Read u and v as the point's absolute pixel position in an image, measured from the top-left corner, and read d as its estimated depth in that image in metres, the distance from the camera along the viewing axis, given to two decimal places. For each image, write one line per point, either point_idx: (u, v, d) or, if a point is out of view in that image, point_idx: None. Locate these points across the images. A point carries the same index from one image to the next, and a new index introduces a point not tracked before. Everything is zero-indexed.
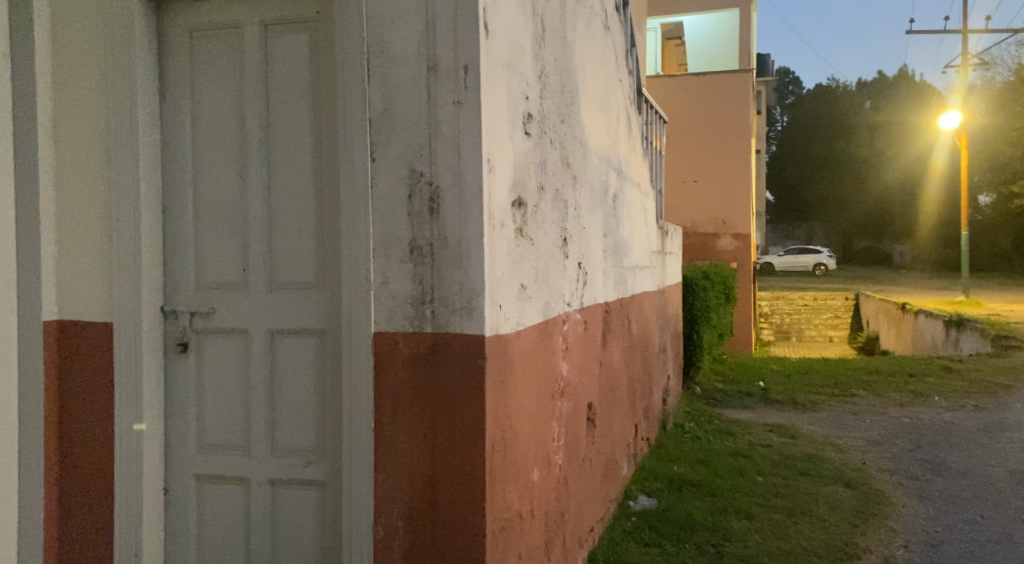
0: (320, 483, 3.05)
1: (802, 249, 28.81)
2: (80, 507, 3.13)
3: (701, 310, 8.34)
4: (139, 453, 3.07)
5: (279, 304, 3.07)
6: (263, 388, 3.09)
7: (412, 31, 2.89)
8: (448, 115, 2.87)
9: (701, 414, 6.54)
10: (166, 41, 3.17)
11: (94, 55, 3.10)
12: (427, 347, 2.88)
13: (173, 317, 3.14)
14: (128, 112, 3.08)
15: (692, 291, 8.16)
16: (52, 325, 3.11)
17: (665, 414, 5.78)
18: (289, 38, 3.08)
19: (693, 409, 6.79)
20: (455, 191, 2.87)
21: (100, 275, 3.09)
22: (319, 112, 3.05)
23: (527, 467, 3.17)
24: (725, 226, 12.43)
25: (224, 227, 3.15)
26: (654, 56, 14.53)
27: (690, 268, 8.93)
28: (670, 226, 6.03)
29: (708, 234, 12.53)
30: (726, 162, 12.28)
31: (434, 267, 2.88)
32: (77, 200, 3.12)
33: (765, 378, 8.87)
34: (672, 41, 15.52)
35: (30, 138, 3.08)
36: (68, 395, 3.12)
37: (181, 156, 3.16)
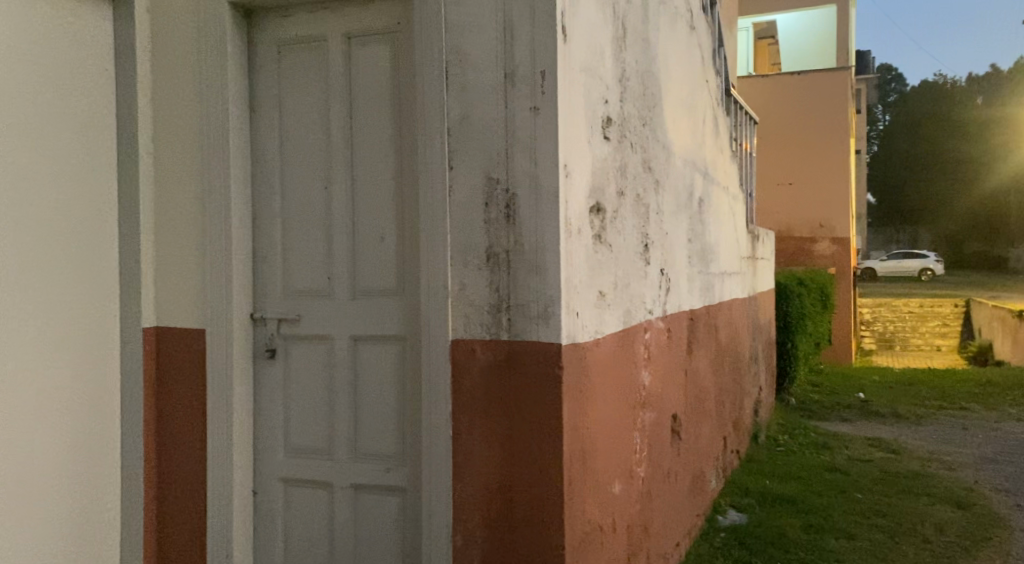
0: (400, 489, 3.08)
1: (909, 253, 27.52)
2: (177, 507, 3.25)
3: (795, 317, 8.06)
4: (230, 457, 3.16)
5: (361, 311, 3.10)
6: (346, 394, 3.13)
7: (490, 38, 2.88)
8: (525, 122, 2.84)
9: (797, 427, 6.28)
10: (256, 55, 3.26)
11: (188, 72, 3.23)
12: (503, 355, 2.86)
13: (262, 324, 3.23)
14: (219, 126, 3.17)
15: (788, 297, 7.89)
16: (151, 331, 3.25)
17: (757, 426, 5.59)
18: (370, 48, 3.11)
19: (789, 421, 6.54)
20: (532, 197, 2.84)
21: (194, 282, 3.21)
22: (399, 119, 3.07)
23: (607, 479, 3.11)
24: (822, 229, 11.89)
25: (309, 237, 3.20)
26: (753, 57, 14.13)
27: (785, 274, 8.61)
28: (761, 231, 5.84)
29: (804, 238, 12.02)
30: (829, 163, 11.72)
31: (510, 274, 2.86)
32: (174, 210, 3.24)
33: (867, 389, 8.48)
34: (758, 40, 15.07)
35: (131, 152, 3.22)
36: (165, 398, 3.25)
37: (269, 168, 3.24)
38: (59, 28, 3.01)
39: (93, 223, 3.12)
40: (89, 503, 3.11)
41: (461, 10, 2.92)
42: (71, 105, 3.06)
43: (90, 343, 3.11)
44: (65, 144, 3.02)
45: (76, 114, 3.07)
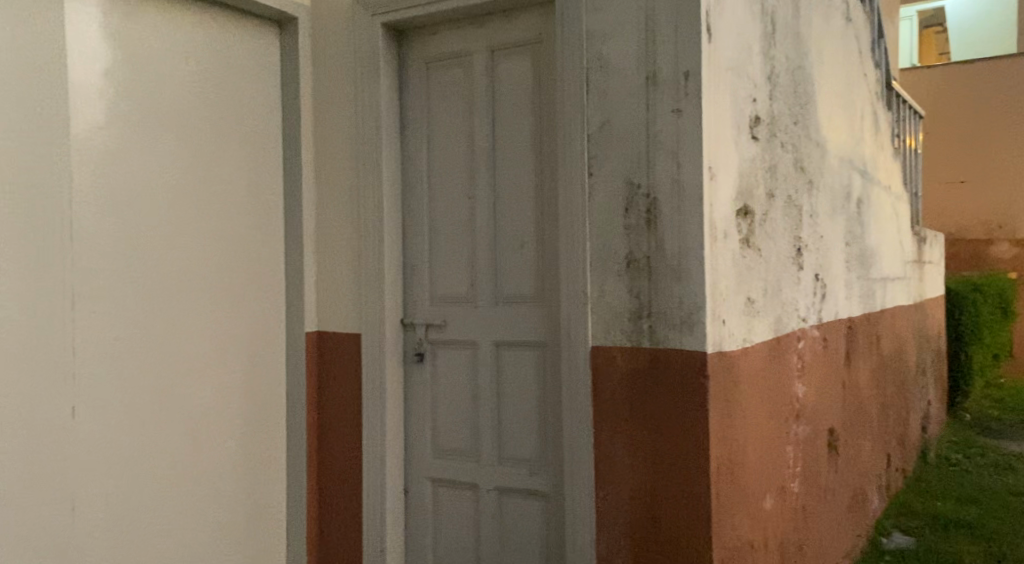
0: (543, 494, 3.10)
1: None
2: (335, 504, 3.40)
3: (970, 326, 7.49)
4: (382, 457, 3.28)
5: (504, 317, 3.14)
6: (489, 398, 3.19)
7: (632, 42, 2.82)
8: (667, 125, 2.75)
9: (974, 444, 5.82)
10: (407, 73, 3.37)
11: (343, 89, 3.37)
12: (645, 361, 2.79)
13: (412, 329, 3.33)
14: (372, 140, 3.29)
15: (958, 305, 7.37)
16: (312, 336, 3.41)
17: (925, 444, 5.23)
18: (514, 60, 3.14)
19: (961, 437, 6.08)
20: (674, 202, 2.75)
21: (348, 291, 3.34)
22: (540, 128, 3.08)
23: (758, 492, 2.98)
24: (1002, 230, 10.72)
25: (455, 245, 3.27)
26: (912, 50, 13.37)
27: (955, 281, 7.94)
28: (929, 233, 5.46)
29: (980, 240, 10.86)
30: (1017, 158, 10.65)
31: (651, 281, 2.78)
32: (331, 222, 3.39)
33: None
34: (933, 30, 14.16)
35: (293, 167, 3.40)
36: (324, 400, 3.42)
37: (417, 179, 3.35)
38: (230, 56, 3.22)
39: (261, 235, 3.33)
40: (258, 497, 3.31)
41: (601, 16, 2.88)
42: (242, 126, 3.26)
43: (257, 348, 3.31)
44: (236, 162, 3.23)
45: (246, 134, 3.27)
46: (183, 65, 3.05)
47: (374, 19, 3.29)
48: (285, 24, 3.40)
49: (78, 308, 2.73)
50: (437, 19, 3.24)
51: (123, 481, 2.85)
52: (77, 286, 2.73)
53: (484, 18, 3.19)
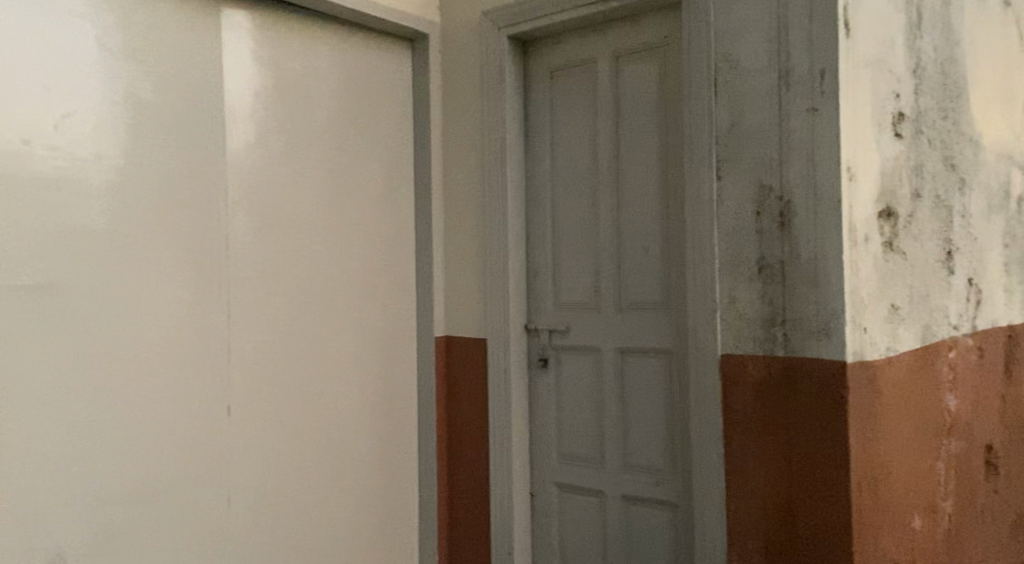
0: (672, 504, 2.98)
1: None
2: (464, 507, 3.41)
3: None
4: (509, 461, 3.26)
5: (629, 324, 3.06)
6: (615, 405, 3.10)
7: (763, 39, 2.65)
8: (802, 125, 2.57)
9: None
10: (532, 79, 3.33)
11: (470, 99, 3.37)
12: (778, 370, 2.61)
13: (535, 335, 3.31)
14: (498, 151, 3.28)
15: None
16: (441, 340, 3.45)
17: None
18: (640, 65, 3.03)
19: None
20: (810, 204, 2.56)
21: (476, 296, 3.35)
22: (666, 130, 2.96)
23: (905, 512, 2.77)
24: None
25: (579, 249, 3.21)
26: None
27: None
28: None
29: None
30: None
31: (785, 287, 2.61)
32: (459, 228, 3.41)
33: None
34: None
35: (425, 176, 3.44)
36: (453, 404, 3.44)
37: (541, 186, 3.30)
38: (363, 68, 3.28)
39: (392, 242, 3.38)
40: (392, 497, 3.35)
41: (732, 14, 2.71)
42: (374, 135, 3.32)
43: (390, 352, 3.36)
44: (369, 171, 3.29)
45: (379, 146, 3.33)
46: (319, 78, 3.13)
47: (500, 32, 3.28)
48: (418, 39, 3.44)
49: (229, 315, 2.85)
50: (561, 28, 3.19)
51: (268, 481, 2.94)
52: (230, 293, 2.85)
53: (609, 23, 3.11)
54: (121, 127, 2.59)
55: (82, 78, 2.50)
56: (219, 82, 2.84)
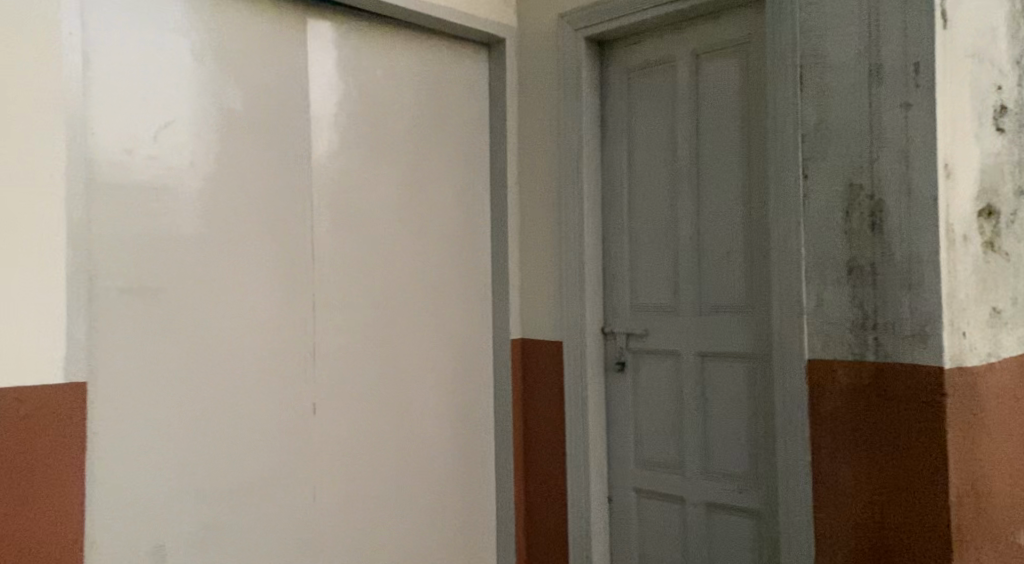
0: (756, 513, 2.86)
1: None
2: (541, 510, 3.36)
3: None
4: (587, 466, 3.19)
5: (710, 328, 2.94)
6: (696, 411, 2.99)
7: (853, 32, 2.54)
8: (894, 121, 2.46)
9: None
10: (609, 79, 3.24)
11: (546, 101, 3.31)
12: (869, 376, 2.50)
13: (612, 338, 3.22)
14: (574, 152, 3.20)
15: None
16: (517, 343, 3.41)
17: None
18: (720, 63, 2.91)
19: None
20: (903, 203, 2.44)
21: (552, 299, 3.29)
22: (749, 128, 2.84)
23: (1008, 527, 2.61)
24: None
25: (657, 252, 3.10)
26: None
27: None
28: None
29: None
30: None
31: (877, 289, 2.50)
32: (535, 229, 3.36)
33: None
34: None
35: (501, 179, 3.41)
36: (529, 406, 3.40)
37: (618, 187, 3.21)
38: (439, 71, 3.27)
39: (468, 244, 3.36)
40: (469, 500, 3.33)
41: (820, 8, 2.61)
42: (451, 137, 3.30)
43: (466, 354, 3.34)
44: (445, 173, 3.28)
45: (455, 149, 3.32)
46: (397, 82, 3.13)
47: (577, 33, 3.21)
48: (495, 43, 3.42)
49: (314, 318, 2.87)
50: (639, 27, 3.09)
51: (352, 480, 2.96)
52: (313, 297, 2.87)
53: (688, 20, 2.99)
54: (212, 135, 2.64)
55: (175, 87, 2.57)
56: (303, 89, 2.87)
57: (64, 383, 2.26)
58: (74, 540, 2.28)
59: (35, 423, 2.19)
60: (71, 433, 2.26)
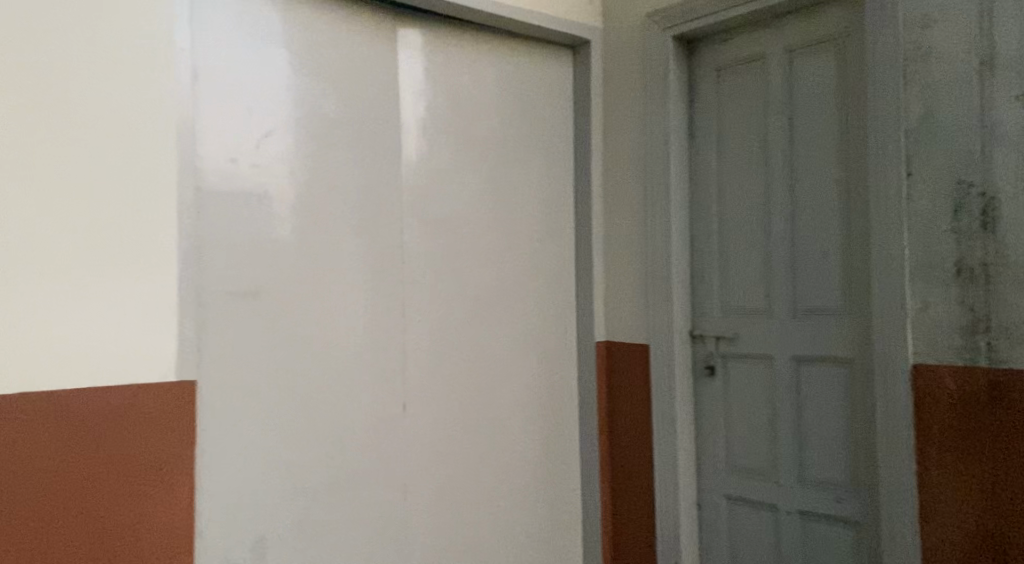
0: (855, 523, 2.76)
1: None
2: (627, 515, 3.29)
3: None
4: (675, 471, 3.12)
5: (805, 331, 2.86)
6: (790, 416, 2.91)
7: (962, 24, 2.44)
8: (1008, 115, 2.36)
9: None
10: (697, 77, 3.19)
11: (632, 101, 3.27)
12: (981, 383, 2.39)
13: (701, 342, 3.15)
14: (661, 153, 3.15)
15: None
16: (602, 346, 3.36)
17: None
18: (816, 58, 2.84)
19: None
20: (1018, 201, 2.34)
21: (638, 301, 3.24)
22: (847, 125, 2.76)
23: None
24: None
25: (748, 253, 3.03)
26: None
27: None
28: None
29: None
30: None
31: (988, 291, 2.39)
32: (621, 230, 3.31)
33: None
34: None
35: (585, 181, 3.37)
36: (615, 410, 3.34)
37: (707, 187, 3.15)
38: (522, 73, 3.27)
39: (553, 246, 3.35)
40: (553, 503, 3.30)
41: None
42: (534, 139, 3.30)
43: (550, 357, 3.33)
44: (528, 175, 3.27)
45: (539, 152, 3.31)
46: (481, 85, 3.14)
47: (664, 33, 3.16)
48: (578, 45, 3.39)
49: (403, 319, 2.91)
50: (730, 25, 3.03)
51: (440, 481, 2.98)
52: (401, 300, 2.91)
53: (781, 16, 2.93)
54: (307, 142, 2.70)
55: (272, 96, 2.63)
56: (391, 95, 2.91)
57: (174, 379, 2.33)
58: (188, 532, 2.35)
59: (145, 424, 2.26)
60: (181, 428, 2.33)
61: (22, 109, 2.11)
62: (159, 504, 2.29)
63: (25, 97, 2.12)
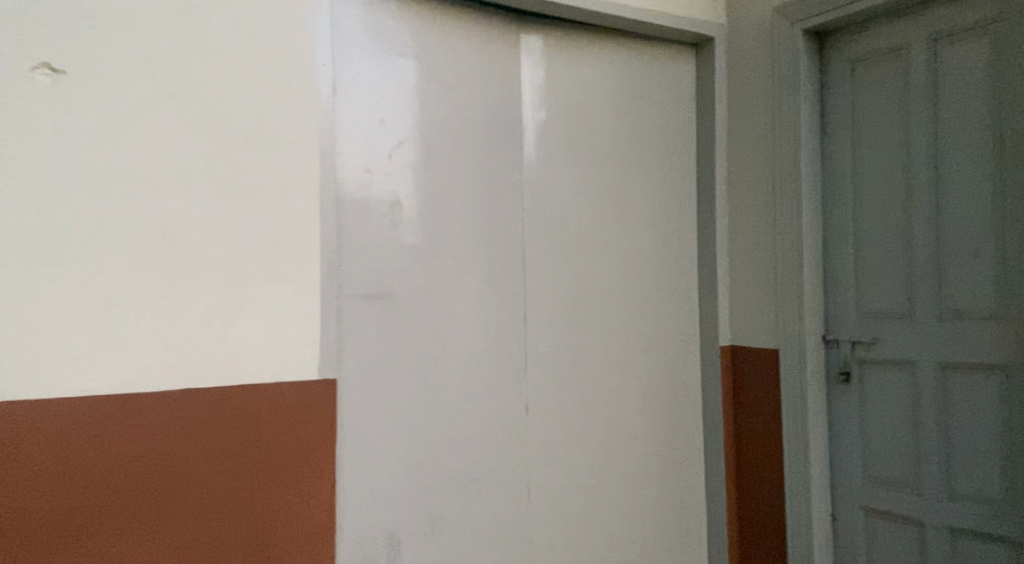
0: (1012, 541, 2.57)
1: None
2: (755, 525, 3.18)
3: None
4: (807, 481, 2.99)
5: (953, 337, 2.69)
6: (937, 426, 2.74)
7: None
8: None
9: None
10: (830, 71, 3.05)
11: (760, 98, 3.16)
12: None
13: (835, 347, 3.01)
14: (792, 152, 3.03)
15: None
16: (727, 350, 3.26)
17: None
18: (965, 47, 2.68)
19: None
20: None
21: (766, 304, 3.13)
22: (1001, 118, 2.59)
23: None
24: None
25: (888, 254, 2.88)
26: None
27: None
28: None
29: None
30: None
31: None
32: (747, 231, 3.20)
33: None
34: None
35: (710, 182, 3.28)
36: (741, 417, 3.24)
37: (841, 186, 3.01)
38: (644, 73, 3.21)
39: (675, 247, 3.28)
40: (677, 509, 3.23)
41: None
42: (657, 140, 3.24)
43: (675, 361, 3.26)
44: (650, 176, 3.21)
45: (662, 154, 3.25)
46: (601, 87, 3.11)
47: (794, 27, 3.04)
48: (702, 44, 3.31)
49: (526, 322, 2.91)
50: (866, 15, 2.89)
51: (565, 484, 2.97)
52: (524, 303, 2.91)
53: (925, 3, 2.77)
54: (433, 148, 2.74)
55: (399, 104, 2.67)
56: (514, 100, 2.91)
57: (313, 379, 2.38)
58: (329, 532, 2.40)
59: (282, 422, 2.31)
60: (322, 430, 2.37)
61: (175, 122, 2.22)
62: (301, 502, 2.35)
63: (177, 110, 2.22)
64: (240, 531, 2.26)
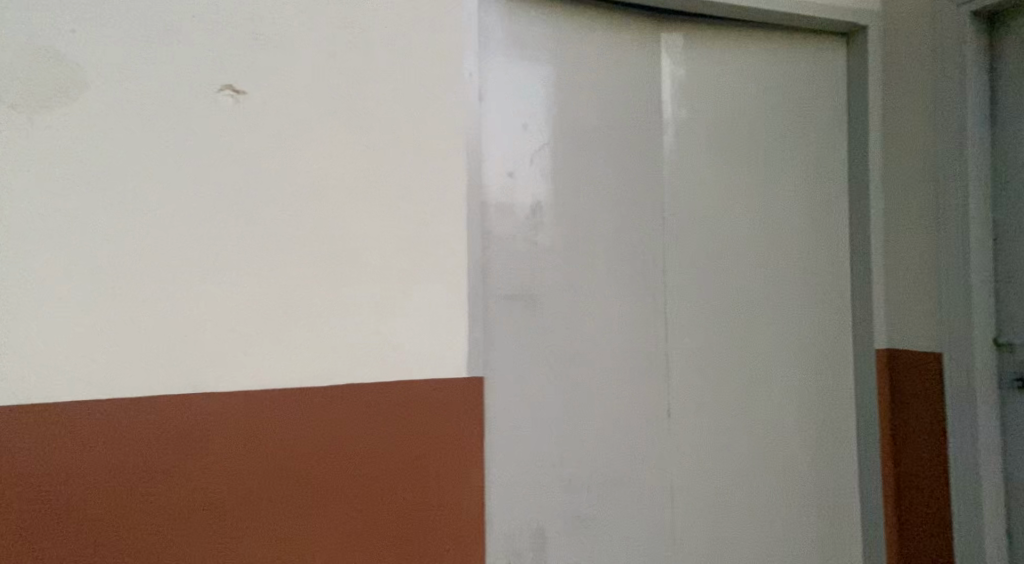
0: None
1: None
2: (917, 543, 2.93)
3: None
4: (977, 497, 2.72)
5: None
6: None
7: None
8: None
9: None
10: (1002, 51, 2.78)
11: (920, 86, 2.92)
12: None
13: (1010, 352, 2.72)
14: (957, 142, 2.79)
15: None
16: (883, 355, 3.04)
17: None
18: None
19: None
20: None
21: (928, 305, 2.88)
22: None
23: None
24: None
25: None
26: None
27: None
28: None
29: None
30: None
31: None
32: (906, 226, 2.96)
33: None
34: None
35: (863, 178, 3.07)
36: (899, 426, 3.00)
37: (1016, 175, 2.73)
38: (789, 65, 3.07)
39: (825, 246, 3.10)
40: (828, 519, 3.06)
41: None
42: (803, 134, 3.08)
43: (828, 368, 3.09)
44: (796, 172, 3.06)
45: (812, 150, 3.09)
46: (743, 81, 3.00)
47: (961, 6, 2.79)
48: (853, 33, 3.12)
49: (666, 325, 2.84)
50: None
51: (709, 487, 2.89)
52: (664, 303, 2.85)
53: None
54: (570, 149, 2.71)
55: (540, 105, 2.67)
56: (652, 99, 2.86)
57: (455, 377, 2.38)
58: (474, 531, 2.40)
59: (415, 421, 2.32)
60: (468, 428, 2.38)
61: (321, 130, 2.28)
62: (440, 503, 2.35)
63: (323, 119, 2.29)
64: (376, 530, 2.29)
